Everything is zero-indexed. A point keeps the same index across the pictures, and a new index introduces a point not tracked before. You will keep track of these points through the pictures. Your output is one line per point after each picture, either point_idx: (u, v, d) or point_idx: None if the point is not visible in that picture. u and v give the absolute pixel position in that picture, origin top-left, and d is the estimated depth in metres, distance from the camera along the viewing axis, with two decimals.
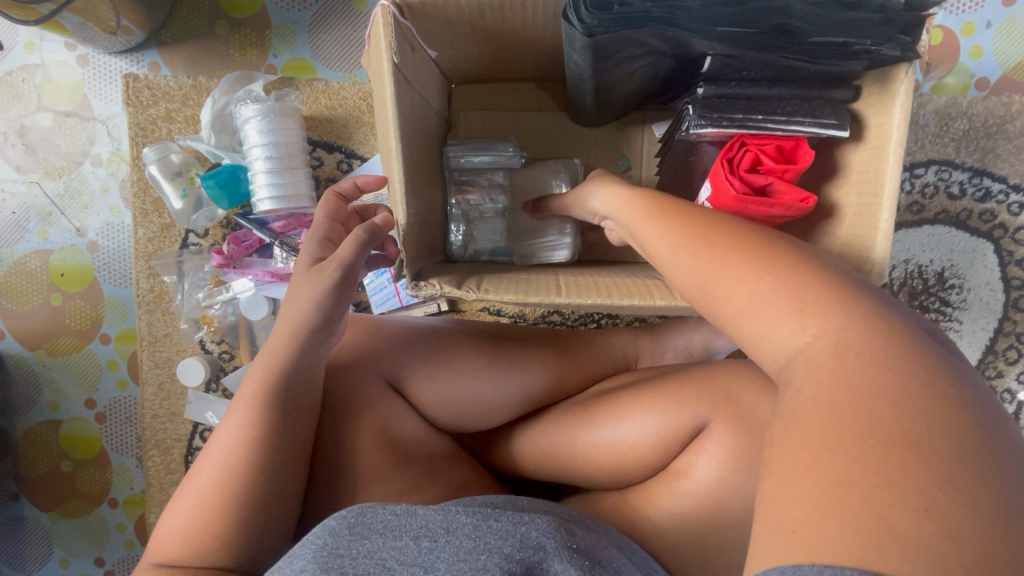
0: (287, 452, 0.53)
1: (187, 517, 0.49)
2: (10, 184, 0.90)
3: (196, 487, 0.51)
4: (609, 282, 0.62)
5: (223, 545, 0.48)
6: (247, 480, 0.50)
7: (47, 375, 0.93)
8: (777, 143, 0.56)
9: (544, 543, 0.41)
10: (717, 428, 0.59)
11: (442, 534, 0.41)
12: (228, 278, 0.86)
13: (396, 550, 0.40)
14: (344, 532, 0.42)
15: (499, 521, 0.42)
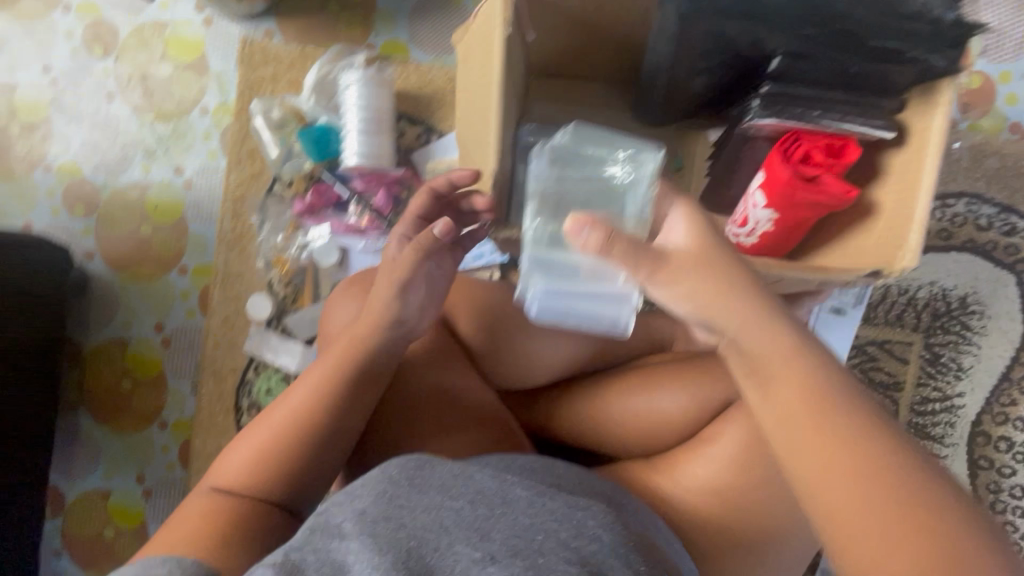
0: (335, 415, 0.60)
1: (244, 457, 0.57)
2: (124, 122, 1.01)
3: (255, 433, 0.58)
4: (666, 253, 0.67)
5: (273, 487, 0.56)
6: (301, 436, 0.57)
7: (125, 296, 1.02)
8: (828, 140, 0.64)
9: (599, 532, 0.46)
10: (744, 398, 0.66)
11: (497, 505, 0.47)
12: (304, 225, 0.95)
13: (453, 511, 0.47)
14: (405, 483, 0.49)
15: (553, 501, 0.48)
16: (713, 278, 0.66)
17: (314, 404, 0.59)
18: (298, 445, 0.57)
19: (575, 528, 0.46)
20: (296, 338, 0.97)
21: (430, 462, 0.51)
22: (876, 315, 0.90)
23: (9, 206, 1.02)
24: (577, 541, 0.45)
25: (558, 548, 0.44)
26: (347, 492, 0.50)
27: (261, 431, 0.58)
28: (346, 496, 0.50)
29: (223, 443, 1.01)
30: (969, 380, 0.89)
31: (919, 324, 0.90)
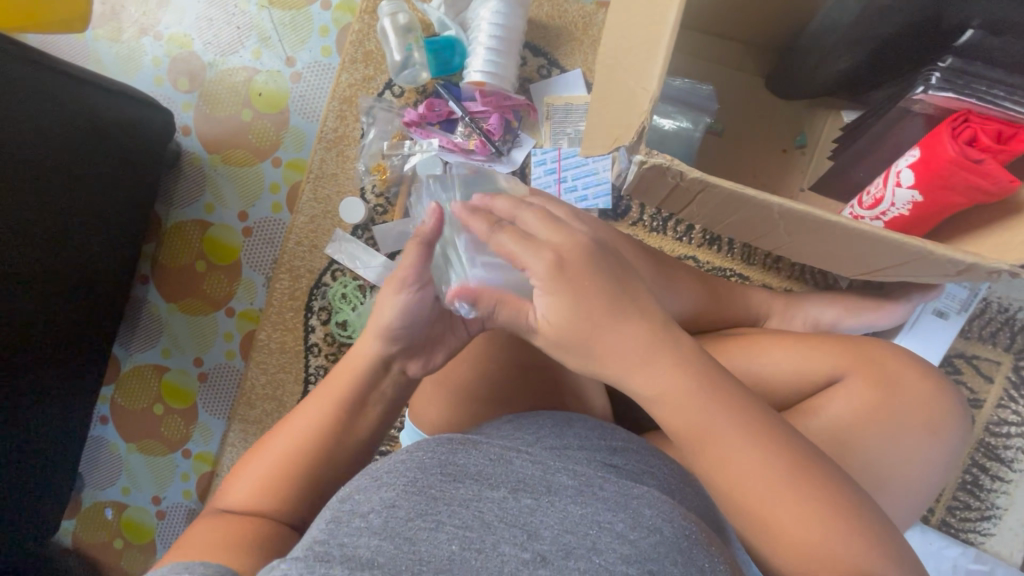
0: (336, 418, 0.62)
1: (248, 493, 0.59)
2: (243, 2, 0.99)
3: (257, 467, 0.61)
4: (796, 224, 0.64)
5: (284, 506, 0.59)
6: (303, 458, 0.60)
7: (213, 179, 1.01)
8: (999, 125, 0.62)
9: (660, 525, 0.50)
10: (852, 381, 0.69)
11: (541, 494, 0.53)
12: (410, 136, 0.94)
13: (494, 502, 0.52)
14: (439, 472, 0.55)
15: (601, 490, 0.53)
16: (853, 241, 0.63)
17: (296, 458, 0.60)
18: (300, 474, 0.60)
19: (632, 519, 0.50)
20: (380, 250, 0.96)
21: (461, 449, 0.57)
22: (970, 329, 0.89)
23: (113, 67, 1.01)
24: (634, 533, 0.49)
25: (612, 542, 0.48)
26: (372, 478, 0.56)
27: (263, 458, 0.61)
28: (371, 483, 0.55)
29: (287, 340, 1.01)
30: None
31: (1012, 346, 0.88)
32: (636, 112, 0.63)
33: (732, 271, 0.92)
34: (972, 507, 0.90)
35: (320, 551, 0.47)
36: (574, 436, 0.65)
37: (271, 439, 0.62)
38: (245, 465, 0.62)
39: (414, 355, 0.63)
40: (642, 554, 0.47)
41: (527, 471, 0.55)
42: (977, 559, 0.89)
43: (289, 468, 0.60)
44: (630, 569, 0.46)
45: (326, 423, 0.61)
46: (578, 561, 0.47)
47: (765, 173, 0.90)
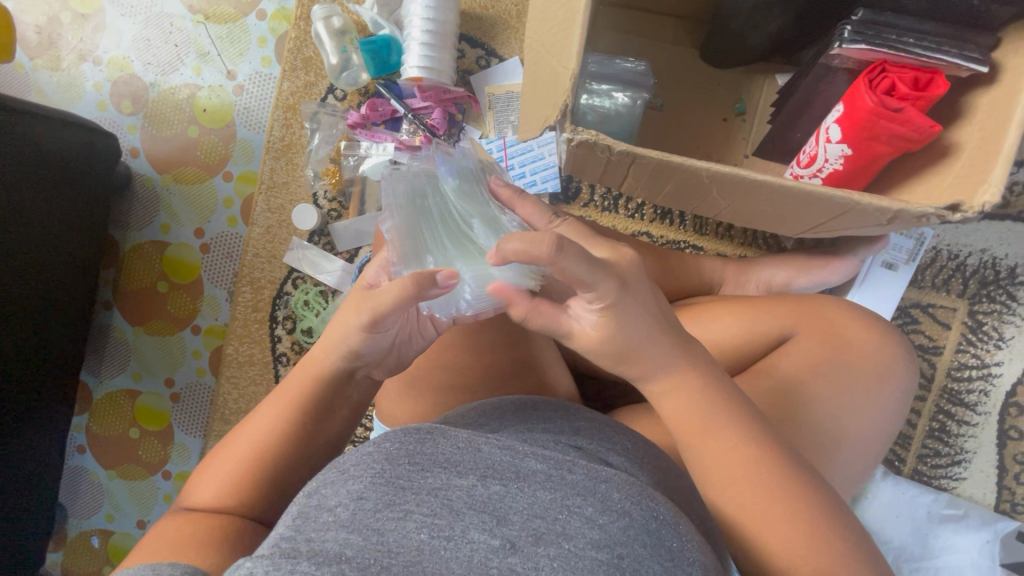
0: (306, 413, 0.61)
1: (214, 489, 0.59)
2: (178, 19, 0.99)
3: (224, 463, 0.60)
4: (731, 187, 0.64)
5: (250, 502, 0.59)
6: (270, 454, 0.60)
7: (167, 199, 1.02)
8: (915, 73, 0.63)
9: (628, 509, 0.49)
10: (798, 338, 0.70)
11: (511, 479, 0.50)
12: (357, 138, 0.94)
13: (463, 491, 0.49)
14: (405, 461, 0.51)
15: (572, 473, 0.51)
16: (787, 199, 0.63)
17: (255, 452, 0.60)
18: (266, 470, 0.60)
19: (601, 503, 0.49)
20: (338, 254, 0.97)
21: (429, 436, 0.53)
22: (923, 279, 0.90)
23: (55, 96, 1.00)
24: (603, 517, 0.48)
25: (583, 527, 0.47)
26: (338, 470, 0.53)
27: (226, 453, 0.61)
28: (338, 475, 0.52)
29: (255, 353, 1.01)
30: (1009, 349, 0.89)
31: (965, 291, 0.90)
32: (559, 90, 0.64)
33: (685, 243, 0.93)
34: (943, 453, 0.92)
35: (286, 547, 0.45)
36: (540, 421, 0.64)
37: (233, 436, 0.62)
38: (208, 464, 0.62)
39: (385, 359, 0.64)
40: (611, 539, 0.47)
41: (497, 456, 0.52)
42: (949, 504, 0.89)
43: (247, 464, 0.59)
44: (598, 554, 0.46)
45: (286, 419, 0.61)
46: (547, 548, 0.46)
47: (709, 142, 0.90)
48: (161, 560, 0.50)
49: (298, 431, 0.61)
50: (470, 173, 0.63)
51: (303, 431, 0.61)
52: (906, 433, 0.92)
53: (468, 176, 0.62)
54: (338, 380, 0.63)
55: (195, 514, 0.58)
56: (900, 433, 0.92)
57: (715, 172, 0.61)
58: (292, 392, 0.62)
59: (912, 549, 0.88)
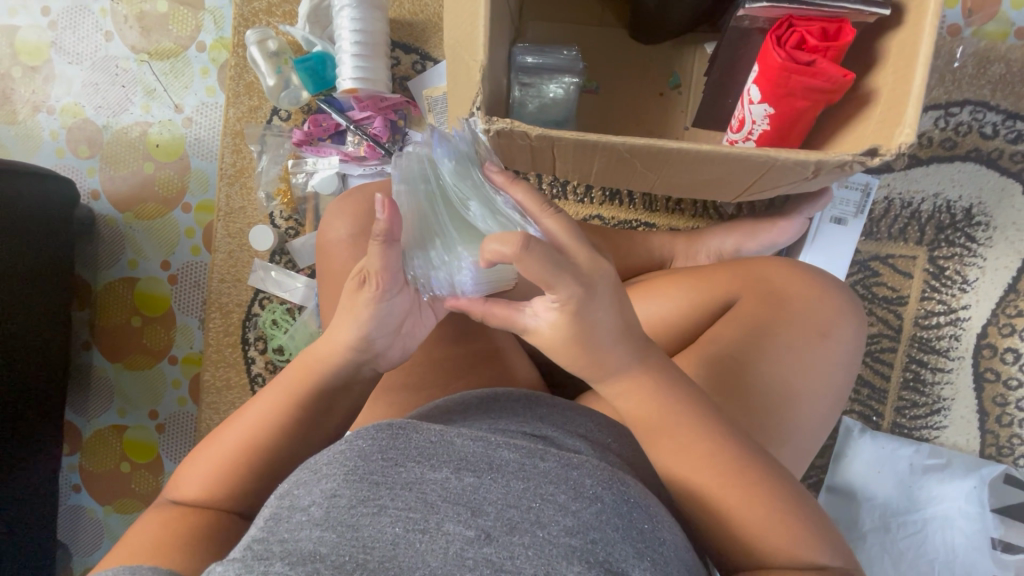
0: (309, 409, 0.59)
1: (205, 481, 0.57)
2: (123, 61, 1.01)
3: (218, 455, 0.58)
4: (657, 159, 0.65)
5: (236, 497, 0.57)
6: (268, 449, 0.58)
7: (131, 236, 1.04)
8: (821, 24, 0.63)
9: (602, 494, 0.47)
10: (744, 302, 0.70)
11: (485, 470, 0.48)
12: (304, 155, 0.95)
13: (437, 483, 0.47)
14: (378, 456, 0.48)
15: (545, 460, 0.49)
16: (729, 164, 0.63)
17: (251, 448, 0.57)
18: (258, 467, 0.57)
19: (574, 490, 0.47)
20: (300, 271, 0.99)
21: (403, 430, 0.50)
22: (878, 230, 0.89)
23: (15, 148, 1.03)
24: (576, 503, 0.46)
25: (556, 515, 0.45)
26: (312, 469, 0.50)
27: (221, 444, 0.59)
28: (311, 475, 0.50)
29: (231, 376, 1.03)
30: (975, 291, 0.88)
31: (923, 238, 0.89)
32: (473, 85, 0.65)
33: (637, 221, 0.93)
34: (920, 403, 0.91)
35: (259, 549, 0.44)
36: (512, 405, 0.62)
37: (229, 426, 0.59)
38: (200, 452, 0.60)
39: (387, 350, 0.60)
40: (584, 524, 0.45)
41: (471, 446, 0.49)
42: (931, 453, 0.88)
43: (242, 459, 0.57)
44: (572, 542, 0.44)
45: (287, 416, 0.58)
46: (521, 538, 0.44)
47: (649, 119, 0.90)
48: (141, 566, 0.48)
49: (297, 425, 0.59)
50: (468, 154, 0.61)
51: (299, 427, 0.59)
52: (880, 387, 0.91)
53: (461, 160, 0.60)
54: (345, 377, 0.60)
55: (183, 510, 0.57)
56: (876, 388, 0.91)
57: (630, 145, 0.61)
58: (293, 386, 0.59)
59: (898, 503, 0.88)
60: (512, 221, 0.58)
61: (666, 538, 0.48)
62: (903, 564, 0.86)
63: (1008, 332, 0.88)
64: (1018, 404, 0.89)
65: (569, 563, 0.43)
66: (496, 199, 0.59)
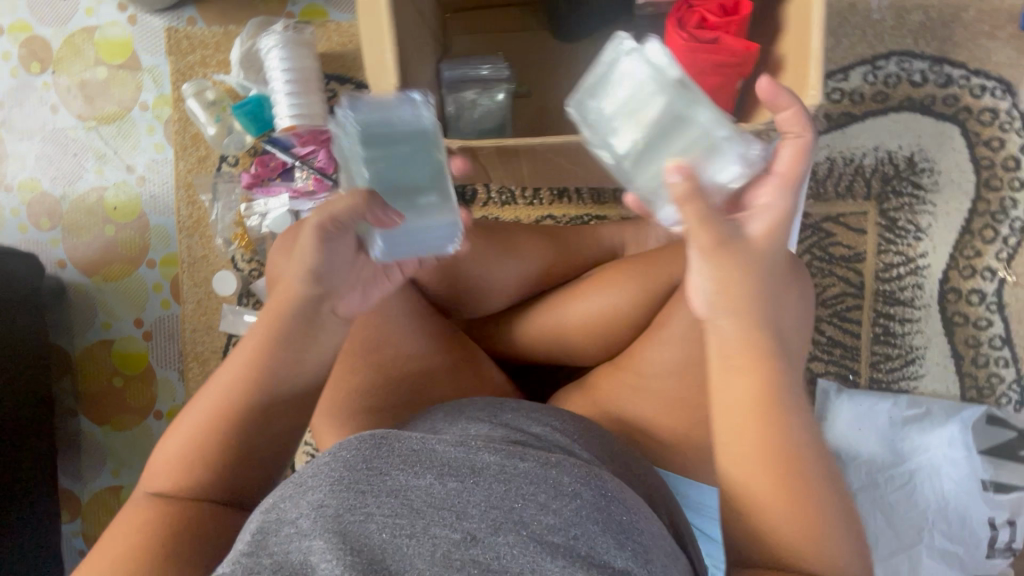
0: (278, 359, 0.57)
1: (181, 461, 0.54)
2: (72, 130, 1.04)
3: (189, 427, 0.55)
4: (579, 152, 0.67)
5: (217, 474, 0.54)
6: (239, 406, 0.55)
7: (102, 299, 1.06)
8: (719, 1, 0.65)
9: (580, 491, 0.47)
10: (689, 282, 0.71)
11: (468, 475, 0.48)
12: (255, 197, 0.96)
13: (422, 489, 0.47)
14: (362, 466, 0.48)
15: (524, 461, 0.49)
16: None
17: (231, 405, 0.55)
18: (235, 428, 0.55)
19: (554, 489, 0.47)
20: None
21: (385, 440, 0.50)
22: (825, 190, 0.90)
23: None
24: (557, 501, 0.47)
25: (538, 513, 0.46)
26: (296, 482, 0.49)
27: (196, 414, 0.56)
28: (295, 488, 0.48)
29: None
30: (930, 238, 0.88)
31: (871, 193, 0.89)
32: None
33: (588, 216, 0.94)
34: (894, 355, 0.90)
35: (249, 563, 0.43)
36: (488, 405, 0.62)
37: (200, 396, 0.57)
38: (171, 435, 0.57)
39: (355, 289, 0.60)
40: (565, 522, 0.46)
41: (453, 451, 0.49)
42: (909, 405, 0.88)
43: (214, 424, 0.55)
44: (555, 539, 0.45)
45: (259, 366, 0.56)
46: (506, 537, 0.45)
47: None
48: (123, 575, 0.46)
49: (266, 378, 0.56)
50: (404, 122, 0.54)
51: (271, 376, 0.56)
52: (851, 344, 0.91)
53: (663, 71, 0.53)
54: (305, 313, 0.57)
55: (167, 500, 0.53)
56: (848, 346, 0.91)
57: (548, 143, 0.64)
58: (259, 336, 0.57)
59: (885, 458, 0.87)
60: (694, 155, 0.52)
61: (645, 528, 0.48)
62: (896, 518, 0.85)
63: (970, 274, 0.88)
64: (991, 344, 0.89)
65: (553, 558, 0.44)
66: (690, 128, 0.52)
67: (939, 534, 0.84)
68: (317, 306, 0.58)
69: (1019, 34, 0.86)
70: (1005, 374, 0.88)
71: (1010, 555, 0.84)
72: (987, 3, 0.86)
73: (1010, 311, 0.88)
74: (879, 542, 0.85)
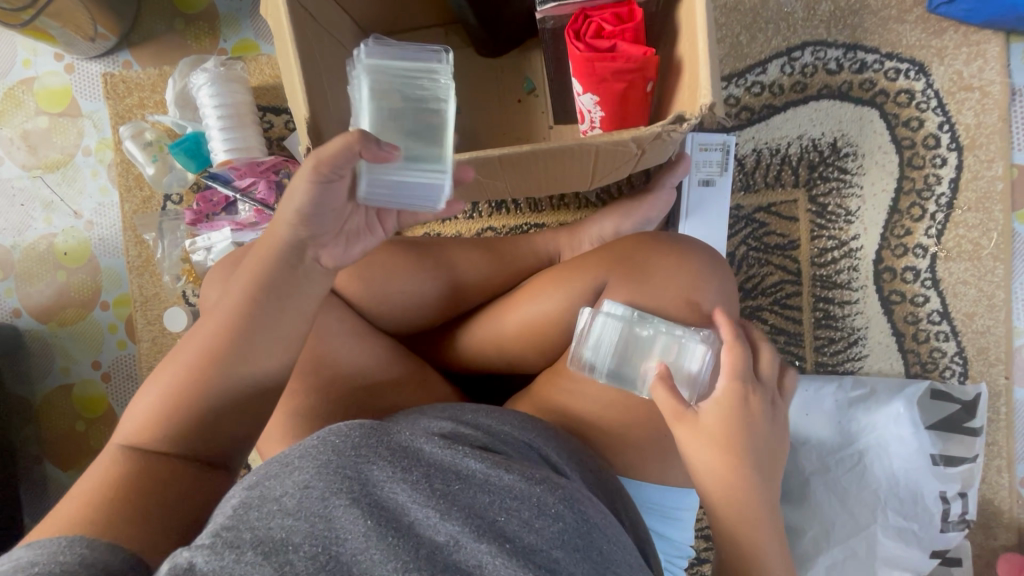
0: (262, 307, 0.56)
1: (158, 409, 0.54)
2: (18, 181, 1.05)
3: (173, 375, 0.55)
4: (494, 167, 0.69)
5: (193, 424, 0.54)
6: (223, 356, 0.55)
7: (59, 344, 1.06)
8: (613, 10, 0.67)
9: (562, 512, 0.48)
10: (614, 283, 0.73)
11: (454, 481, 0.49)
12: (200, 232, 0.98)
13: (408, 486, 0.47)
14: (351, 453, 0.49)
15: (510, 472, 0.50)
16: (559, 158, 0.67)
17: (213, 362, 0.55)
18: (221, 377, 0.55)
19: (538, 506, 0.48)
20: None
21: (376, 431, 0.51)
22: (755, 182, 0.91)
23: None
24: (538, 520, 0.47)
25: (519, 529, 0.47)
26: (282, 461, 0.49)
27: (176, 367, 0.55)
28: (281, 467, 0.49)
29: None
30: (861, 220, 0.90)
31: (799, 180, 0.91)
32: (305, 138, 0.68)
33: (527, 225, 0.96)
34: (837, 338, 0.92)
35: (230, 536, 0.43)
36: (473, 407, 0.63)
37: (185, 345, 0.57)
38: (153, 381, 0.57)
39: (336, 243, 0.57)
40: (543, 541, 0.47)
41: (442, 453, 0.50)
42: (854, 385, 0.89)
43: (197, 375, 0.55)
44: (532, 556, 0.46)
45: (242, 323, 0.55)
46: (486, 545, 0.45)
47: (514, 126, 0.93)
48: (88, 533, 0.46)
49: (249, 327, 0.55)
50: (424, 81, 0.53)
51: (254, 324, 0.56)
52: (794, 330, 0.92)
53: (640, 316, 0.68)
54: (291, 262, 0.56)
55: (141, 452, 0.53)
56: (791, 332, 0.92)
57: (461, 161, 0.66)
58: (247, 285, 0.56)
59: (833, 441, 0.88)
60: (671, 354, 0.67)
61: (616, 558, 0.49)
62: (850, 499, 0.86)
63: (902, 252, 0.90)
64: (930, 319, 0.90)
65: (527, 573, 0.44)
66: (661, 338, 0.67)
67: (892, 511, 0.85)
68: (301, 254, 0.56)
69: (927, 15, 0.88)
70: (946, 348, 0.90)
71: (965, 526, 0.85)
72: None
73: (945, 286, 0.89)
74: (836, 525, 0.86)
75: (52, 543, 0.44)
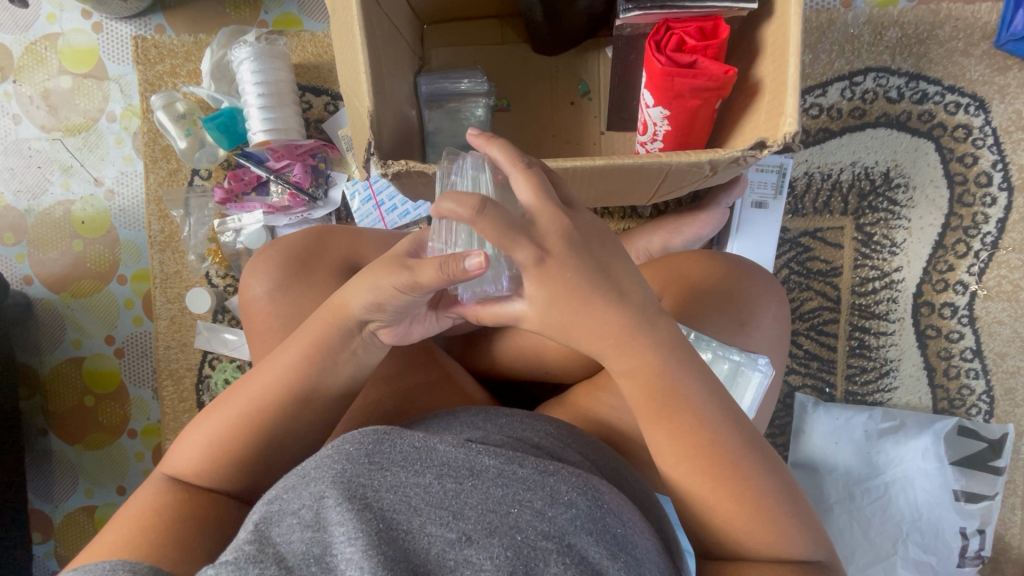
0: (320, 366, 0.55)
1: (205, 450, 0.54)
2: (35, 142, 1.00)
3: (222, 416, 0.55)
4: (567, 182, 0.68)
5: (240, 464, 0.54)
6: (276, 409, 0.54)
7: (70, 316, 1.02)
8: (698, 24, 0.66)
9: (575, 501, 0.44)
10: (668, 301, 0.70)
11: (466, 477, 0.44)
12: (229, 212, 0.95)
13: (421, 488, 0.44)
14: (364, 458, 0.45)
15: (523, 466, 0.45)
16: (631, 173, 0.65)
17: (263, 406, 0.54)
18: (273, 426, 0.55)
19: (550, 496, 0.44)
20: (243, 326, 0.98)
21: (388, 432, 0.46)
22: (803, 207, 0.90)
23: None
24: (552, 510, 0.43)
25: (533, 520, 0.43)
26: (300, 473, 0.46)
27: (227, 407, 0.55)
28: (298, 479, 0.45)
29: None
30: (905, 253, 0.90)
31: (847, 208, 0.90)
32: (364, 130, 0.65)
33: None
34: (868, 368, 0.92)
35: (251, 550, 0.41)
36: (492, 409, 0.58)
37: (237, 386, 0.56)
38: (201, 417, 0.56)
39: (400, 320, 0.54)
40: (561, 531, 0.43)
41: (453, 449, 0.45)
42: (883, 417, 0.90)
43: (248, 421, 0.54)
44: (551, 548, 0.42)
45: (293, 370, 0.55)
46: (501, 541, 0.42)
47: (564, 127, 0.89)
48: (128, 558, 0.46)
49: (303, 383, 0.55)
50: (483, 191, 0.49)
51: (310, 382, 0.55)
52: (828, 356, 0.92)
53: (696, 341, 0.64)
54: (352, 334, 0.54)
55: (187, 487, 0.53)
56: (825, 359, 0.92)
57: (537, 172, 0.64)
58: (307, 340, 0.55)
59: (859, 471, 0.89)
60: (729, 384, 0.63)
61: (637, 543, 0.45)
62: (872, 530, 0.87)
63: (942, 287, 0.90)
64: (963, 355, 0.90)
65: (545, 565, 0.41)
66: (721, 365, 0.63)
67: (912, 544, 0.86)
68: (361, 328, 0.54)
69: (992, 51, 0.87)
70: (975, 386, 0.90)
71: (979, 562, 0.87)
72: (962, 20, 0.87)
73: (981, 324, 0.89)
74: (857, 554, 0.87)
75: (97, 567, 0.44)
